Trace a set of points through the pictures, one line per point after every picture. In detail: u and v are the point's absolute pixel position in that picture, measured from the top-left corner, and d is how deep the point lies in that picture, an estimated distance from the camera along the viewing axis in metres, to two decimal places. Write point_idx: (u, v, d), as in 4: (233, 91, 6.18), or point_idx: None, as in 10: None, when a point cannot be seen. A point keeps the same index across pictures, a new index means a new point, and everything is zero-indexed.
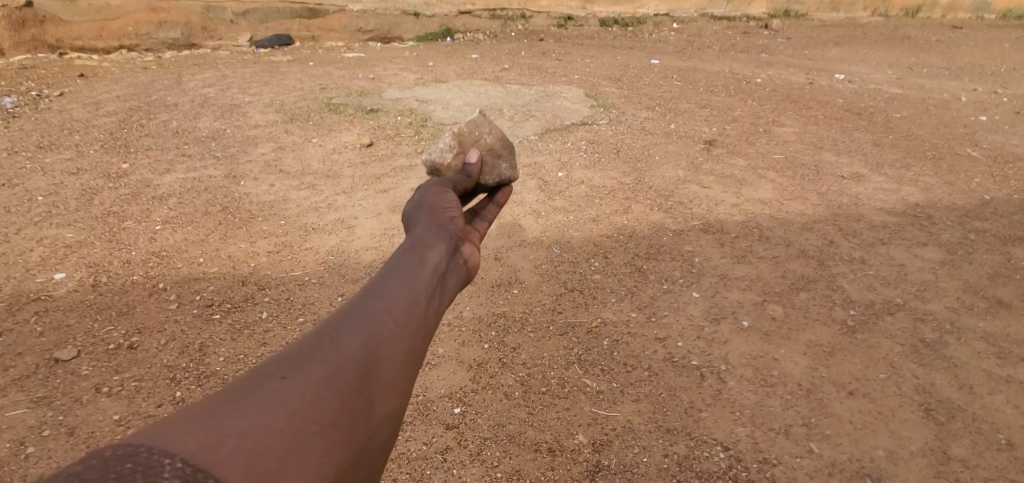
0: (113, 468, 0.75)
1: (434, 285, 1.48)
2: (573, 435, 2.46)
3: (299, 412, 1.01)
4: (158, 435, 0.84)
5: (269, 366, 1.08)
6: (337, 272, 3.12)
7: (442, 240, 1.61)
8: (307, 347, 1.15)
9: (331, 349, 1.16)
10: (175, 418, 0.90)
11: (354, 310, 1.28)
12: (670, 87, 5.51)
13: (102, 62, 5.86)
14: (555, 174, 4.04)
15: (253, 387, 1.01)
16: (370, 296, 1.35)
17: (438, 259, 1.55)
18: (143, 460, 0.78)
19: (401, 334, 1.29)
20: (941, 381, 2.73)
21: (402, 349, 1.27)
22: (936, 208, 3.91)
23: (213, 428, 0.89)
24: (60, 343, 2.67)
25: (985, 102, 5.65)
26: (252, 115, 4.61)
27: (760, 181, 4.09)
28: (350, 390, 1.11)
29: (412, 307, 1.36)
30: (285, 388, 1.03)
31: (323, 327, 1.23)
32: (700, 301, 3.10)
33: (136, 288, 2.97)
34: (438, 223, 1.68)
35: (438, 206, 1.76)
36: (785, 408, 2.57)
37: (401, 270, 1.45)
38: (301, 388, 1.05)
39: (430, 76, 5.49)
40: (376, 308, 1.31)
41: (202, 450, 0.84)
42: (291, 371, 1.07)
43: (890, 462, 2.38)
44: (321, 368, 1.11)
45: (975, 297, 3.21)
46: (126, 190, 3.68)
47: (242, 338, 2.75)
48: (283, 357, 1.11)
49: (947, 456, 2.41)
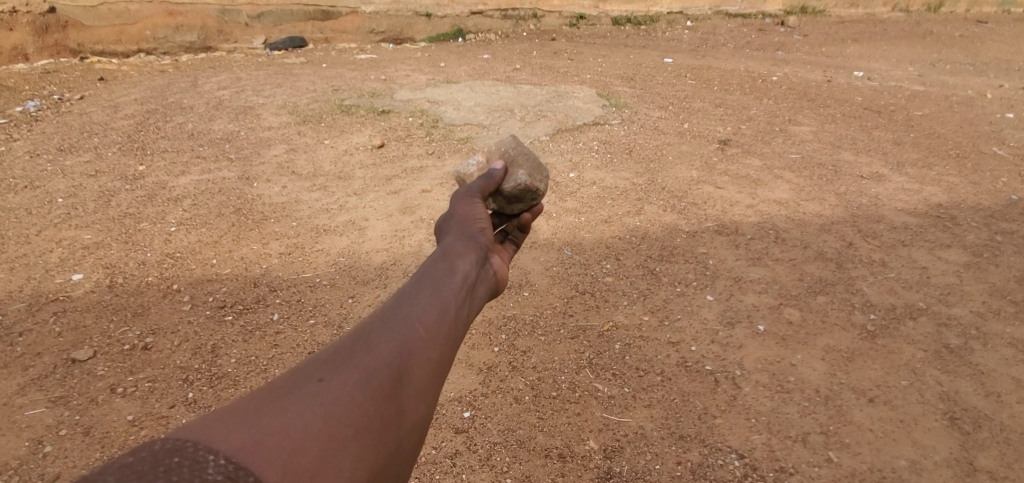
0: (163, 461, 0.81)
1: (464, 294, 1.46)
2: (584, 441, 2.43)
3: (334, 416, 1.03)
4: (204, 431, 0.89)
5: (307, 367, 1.10)
6: (348, 273, 3.13)
7: (472, 250, 1.59)
8: (342, 350, 1.16)
9: (366, 354, 1.17)
10: (220, 415, 0.95)
11: (389, 314, 1.29)
12: (683, 86, 5.45)
13: (121, 66, 5.96)
14: (567, 174, 4.00)
15: (292, 389, 1.04)
16: (404, 300, 1.34)
17: (469, 267, 1.54)
18: (189, 455, 0.83)
19: (433, 341, 1.28)
20: (966, 389, 2.64)
21: (434, 355, 1.27)
22: (960, 209, 3.80)
23: (255, 427, 0.93)
24: (77, 343, 2.69)
25: (1011, 98, 5.50)
26: (266, 117, 4.65)
27: (776, 181, 4.02)
28: (383, 396, 1.13)
29: (445, 314, 1.35)
30: (322, 390, 1.05)
31: (358, 329, 1.24)
32: (714, 304, 3.05)
33: (151, 289, 2.99)
34: (469, 233, 1.66)
35: (469, 215, 1.74)
36: (802, 416, 2.51)
37: (433, 277, 1.45)
38: (336, 392, 1.07)
39: (442, 77, 5.49)
40: (409, 312, 1.30)
41: (243, 448, 0.89)
42: (327, 375, 1.09)
43: (913, 472, 2.30)
44: (355, 373, 1.12)
45: (1002, 301, 3.11)
46: (142, 192, 3.73)
47: (253, 339, 2.75)
48: (320, 359, 1.13)
49: (973, 467, 2.33)
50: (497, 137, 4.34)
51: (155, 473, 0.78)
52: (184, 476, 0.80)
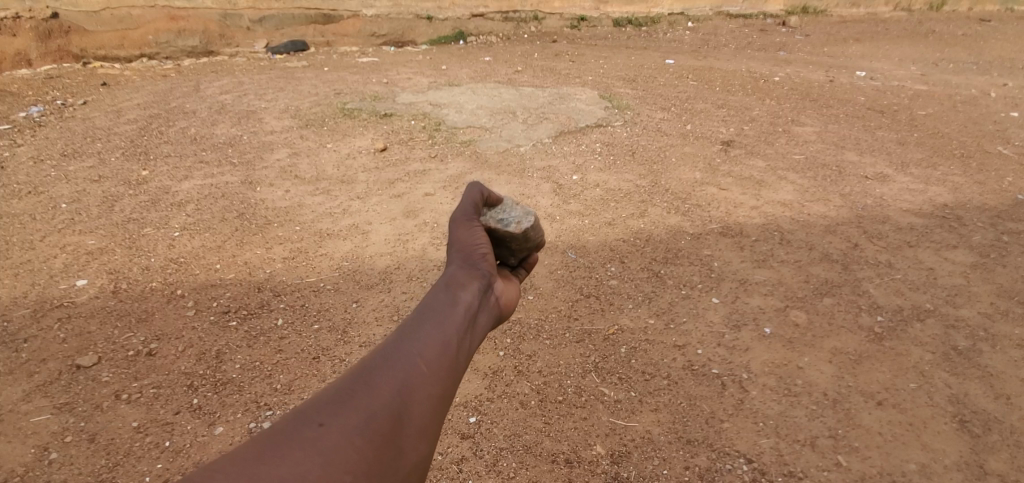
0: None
1: (466, 326, 1.42)
2: (591, 446, 2.40)
3: (333, 462, 1.03)
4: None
5: (307, 410, 1.10)
6: (351, 278, 3.11)
7: (474, 279, 1.54)
8: (342, 390, 1.16)
9: (365, 395, 1.16)
10: (219, 467, 0.95)
11: (390, 350, 1.26)
12: (685, 87, 5.46)
13: (123, 71, 6.00)
14: (570, 177, 4.00)
15: (292, 434, 1.04)
16: (405, 334, 1.32)
17: (471, 297, 1.48)
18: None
19: (433, 377, 1.26)
20: (976, 391, 2.61)
21: (434, 392, 1.25)
22: (966, 209, 3.78)
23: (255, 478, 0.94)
24: (81, 350, 2.68)
25: (1016, 97, 5.49)
26: (268, 122, 4.66)
27: (780, 182, 4.00)
28: (381, 440, 1.12)
29: (446, 348, 1.32)
30: (322, 435, 1.05)
31: (358, 368, 1.23)
32: (720, 306, 3.03)
33: (155, 295, 2.99)
34: (472, 260, 1.60)
35: (473, 235, 1.65)
36: (811, 419, 2.48)
37: (435, 309, 1.40)
38: (337, 436, 1.06)
39: (444, 80, 5.51)
40: (410, 348, 1.28)
41: None
42: (327, 418, 1.09)
43: (924, 476, 2.27)
44: (354, 417, 1.11)
45: (1010, 303, 3.08)
46: (145, 197, 3.73)
47: (257, 345, 2.73)
48: (321, 401, 1.13)
49: (984, 471, 2.29)
50: (499, 141, 4.35)
51: None
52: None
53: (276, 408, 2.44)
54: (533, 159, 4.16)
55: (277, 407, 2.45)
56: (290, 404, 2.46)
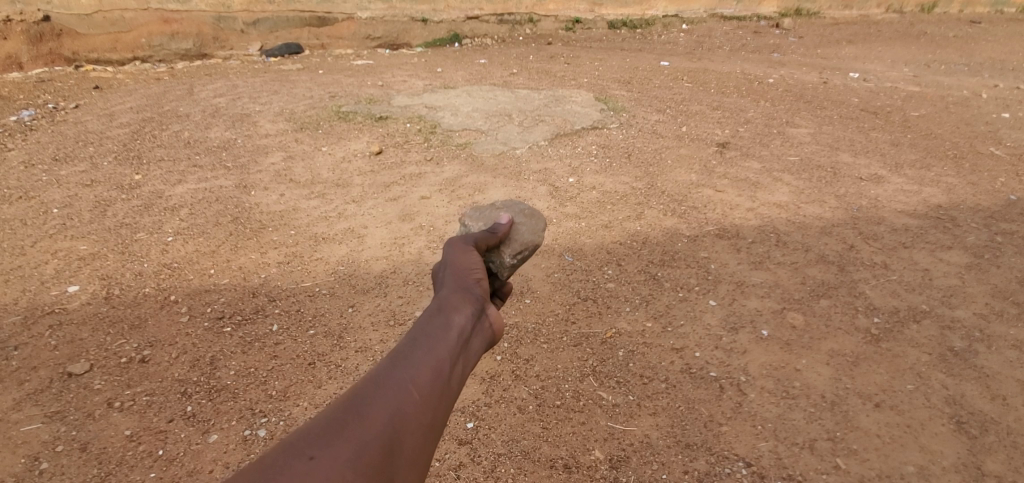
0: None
1: (459, 352, 1.40)
2: (589, 451, 2.38)
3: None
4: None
5: (297, 441, 1.04)
6: (347, 282, 3.09)
7: (468, 302, 1.53)
8: (334, 419, 1.11)
9: (357, 425, 1.12)
10: None
11: (382, 377, 1.23)
12: (680, 89, 5.48)
13: (116, 74, 5.97)
14: (567, 179, 3.99)
15: (283, 467, 0.98)
16: (396, 361, 1.29)
17: (464, 321, 1.47)
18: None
19: (425, 405, 1.23)
20: (972, 392, 2.61)
21: (425, 421, 1.22)
22: (959, 210, 3.80)
23: None
24: (73, 357, 2.64)
25: (1007, 98, 5.54)
26: (262, 125, 4.64)
27: (775, 184, 4.01)
28: (374, 471, 1.07)
29: (438, 374, 1.30)
30: (315, 468, 1.00)
31: (350, 395, 1.18)
32: (717, 308, 3.02)
33: (148, 301, 2.95)
34: (465, 283, 1.60)
35: (466, 260, 1.69)
36: (809, 422, 2.47)
37: (427, 333, 1.38)
38: (330, 468, 1.01)
39: (439, 82, 5.51)
40: (402, 375, 1.25)
41: None
42: (319, 448, 1.04)
43: (922, 478, 2.26)
44: (346, 448, 1.06)
45: (1005, 303, 3.08)
46: (138, 202, 3.70)
47: (252, 351, 2.70)
48: (312, 430, 1.07)
49: (982, 472, 2.29)
50: (495, 143, 4.35)
51: None
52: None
53: (271, 416, 2.40)
54: (530, 161, 4.15)
55: (272, 414, 2.42)
56: (285, 411, 2.43)
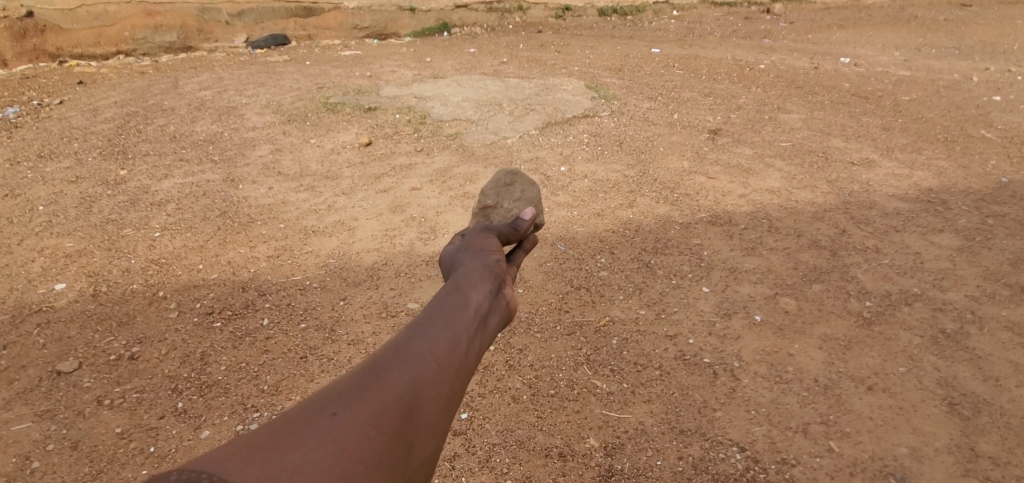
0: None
1: (477, 326, 1.39)
2: (585, 439, 2.38)
3: (344, 453, 1.02)
4: (221, 465, 0.91)
5: (320, 400, 1.09)
6: (338, 275, 3.08)
7: (487, 279, 1.51)
8: (355, 383, 1.14)
9: (376, 388, 1.14)
10: (235, 448, 0.96)
11: (401, 347, 1.24)
12: (671, 76, 5.45)
13: (100, 69, 5.89)
14: (558, 168, 3.97)
15: (306, 423, 1.03)
16: (417, 330, 1.30)
17: (482, 298, 1.45)
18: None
19: (445, 374, 1.24)
20: (964, 374, 2.62)
21: (443, 390, 1.22)
22: (951, 193, 3.81)
23: (269, 463, 0.94)
24: (61, 355, 2.62)
25: (997, 81, 5.53)
26: (249, 117, 4.59)
27: (767, 170, 4.00)
28: (392, 431, 1.10)
29: (456, 346, 1.29)
30: (334, 426, 1.04)
31: (372, 361, 1.21)
32: (710, 295, 3.02)
33: (136, 297, 2.92)
34: (485, 262, 1.58)
35: (485, 241, 1.68)
36: (802, 406, 2.48)
37: (445, 309, 1.38)
38: (349, 428, 1.05)
39: (428, 72, 5.47)
40: (421, 345, 1.26)
41: None
42: (340, 408, 1.08)
43: (914, 459, 2.28)
44: (365, 409, 1.09)
45: (997, 285, 3.10)
46: (124, 198, 3.66)
47: (243, 346, 2.69)
48: (333, 391, 1.12)
49: (975, 453, 2.31)
50: (485, 133, 4.32)
51: None
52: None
53: (264, 410, 2.40)
54: (520, 151, 4.13)
55: (265, 408, 2.41)
56: (278, 405, 2.43)
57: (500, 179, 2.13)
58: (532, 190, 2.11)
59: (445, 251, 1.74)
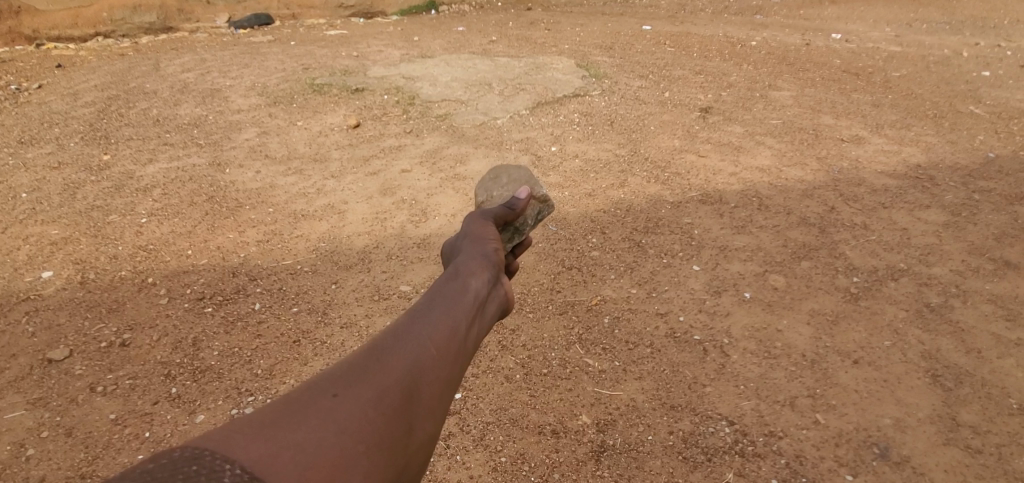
0: (182, 468, 0.78)
1: (475, 314, 1.37)
2: (577, 416, 2.41)
3: (348, 432, 0.97)
4: (223, 441, 0.86)
5: (321, 381, 1.04)
6: (329, 258, 3.06)
7: (484, 268, 1.51)
8: (355, 364, 1.10)
9: (377, 370, 1.09)
10: (238, 426, 0.90)
11: (402, 330, 1.20)
12: (662, 54, 5.41)
13: (78, 51, 5.75)
14: (549, 148, 3.95)
15: (308, 403, 0.98)
16: (416, 316, 1.26)
17: (479, 286, 1.44)
18: (207, 464, 0.80)
19: (445, 358, 1.20)
20: (948, 346, 2.67)
21: (444, 374, 1.18)
22: (939, 169, 3.83)
23: (272, 440, 0.89)
24: (51, 343, 2.60)
25: (987, 56, 5.54)
26: (234, 100, 4.51)
27: (757, 148, 4.00)
28: (394, 413, 1.05)
29: (456, 333, 1.27)
30: (336, 405, 0.99)
31: (373, 344, 1.16)
32: (701, 273, 3.04)
33: (125, 284, 2.89)
34: (481, 252, 1.58)
35: (479, 233, 1.68)
36: (790, 380, 2.52)
37: (444, 296, 1.36)
38: (352, 407, 1.01)
39: (416, 51, 5.38)
40: (421, 329, 1.22)
41: (262, 462, 0.85)
42: (342, 388, 1.03)
43: (898, 430, 2.33)
44: (367, 390, 1.05)
45: (981, 259, 3.14)
46: (109, 183, 3.59)
47: (235, 331, 2.67)
48: (334, 372, 1.07)
49: (956, 423, 2.36)
50: (475, 113, 4.28)
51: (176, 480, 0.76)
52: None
53: (258, 394, 2.39)
54: (511, 131, 4.09)
55: (259, 392, 2.41)
56: (272, 388, 2.42)
57: (488, 177, 2.16)
58: (518, 174, 2.13)
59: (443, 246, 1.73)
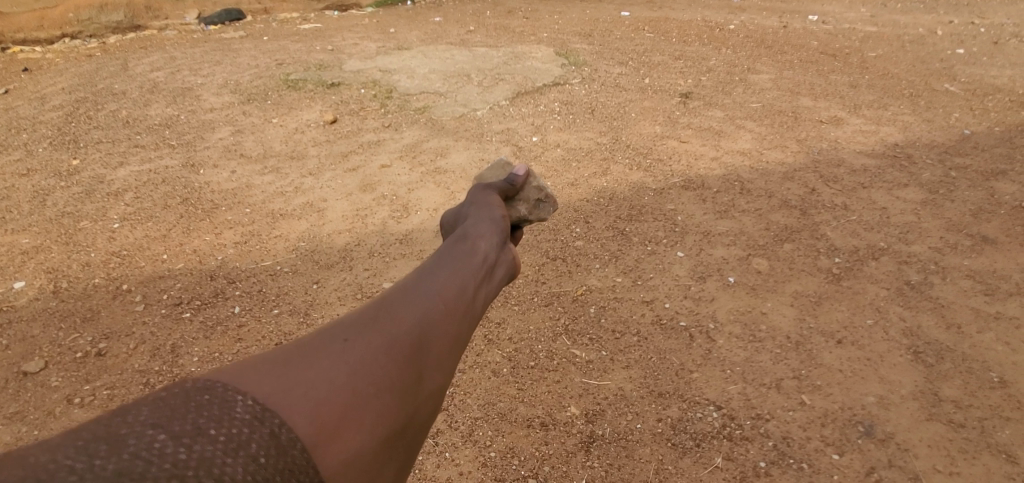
0: (195, 398, 0.84)
1: (483, 275, 1.40)
2: (566, 407, 2.39)
3: (359, 375, 1.01)
4: (237, 376, 0.91)
5: (335, 327, 1.08)
6: (310, 258, 3.00)
7: (492, 235, 1.54)
8: (367, 314, 1.13)
9: (388, 319, 1.13)
10: (253, 364, 0.95)
11: (412, 285, 1.24)
12: (641, 40, 5.39)
13: (44, 54, 5.57)
14: (530, 138, 3.91)
15: (321, 346, 1.02)
16: (426, 273, 1.30)
17: (487, 251, 1.48)
18: (218, 395, 0.86)
19: (452, 314, 1.23)
20: (928, 323, 2.70)
21: (452, 330, 1.22)
22: (916, 147, 3.87)
23: (285, 376, 0.93)
24: (25, 355, 2.51)
25: (961, 34, 5.60)
26: (206, 98, 4.40)
27: (738, 132, 4.01)
28: (405, 360, 1.09)
29: (464, 291, 1.30)
30: (348, 349, 1.03)
31: (383, 296, 1.19)
32: (686, 260, 3.03)
33: (99, 292, 2.81)
34: (489, 219, 1.62)
35: (485, 202, 1.73)
36: (775, 362, 2.52)
37: (453, 256, 1.39)
38: (364, 352, 1.04)
39: (393, 43, 5.30)
40: (431, 285, 1.26)
41: (275, 396, 0.90)
42: (354, 335, 1.07)
43: (881, 407, 2.35)
44: (378, 336, 1.08)
45: (959, 236, 3.18)
46: (79, 188, 3.49)
47: (215, 335, 2.62)
48: (348, 320, 1.10)
49: (939, 398, 2.38)
50: (454, 105, 4.22)
51: (187, 407, 0.82)
52: (214, 413, 0.82)
53: None
54: (491, 122, 4.05)
55: None
56: None
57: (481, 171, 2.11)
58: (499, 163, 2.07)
59: (446, 216, 1.78)
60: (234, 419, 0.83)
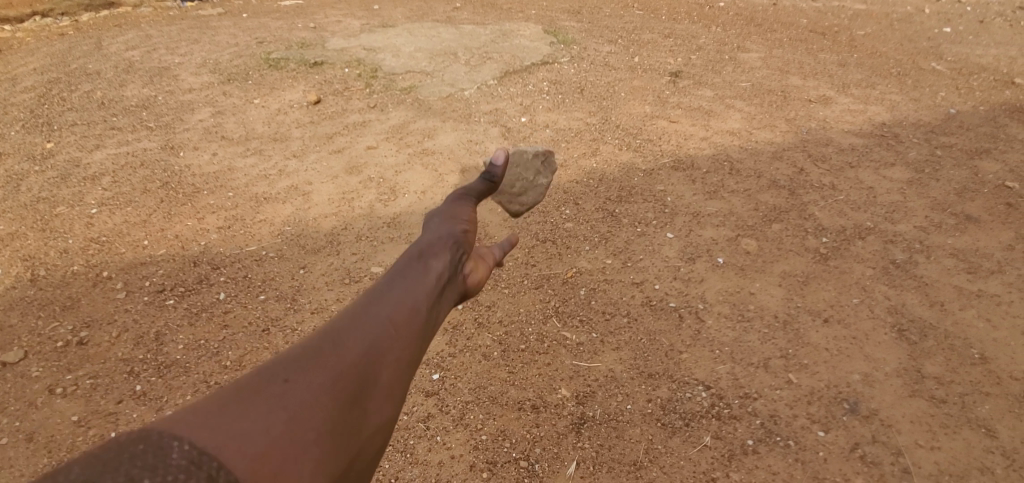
0: (119, 455, 0.75)
1: (438, 295, 1.32)
2: (556, 390, 2.38)
3: (299, 417, 0.93)
4: (161, 428, 0.82)
5: (273, 366, 0.99)
6: (295, 243, 2.95)
7: (443, 254, 1.44)
8: (309, 349, 1.04)
9: (333, 354, 1.04)
10: (181, 414, 0.86)
11: (360, 312, 1.15)
12: (630, 18, 5.33)
13: (14, 33, 5.38)
14: (519, 119, 3.86)
15: (258, 389, 0.94)
16: (375, 298, 1.21)
17: (439, 270, 1.38)
18: (154, 443, 0.78)
19: (405, 343, 1.14)
20: (912, 301, 2.71)
21: (405, 356, 1.13)
22: (903, 126, 3.87)
23: (218, 427, 0.85)
24: (4, 345, 2.44)
25: (948, 13, 5.61)
26: (185, 78, 4.28)
27: (728, 111, 3.99)
28: (350, 398, 1.01)
29: (416, 316, 1.21)
30: (288, 391, 0.95)
31: (327, 325, 1.11)
32: (675, 241, 3.02)
33: (79, 279, 2.73)
34: (440, 237, 1.52)
35: (440, 219, 1.63)
36: (763, 342, 2.53)
37: (405, 277, 1.30)
38: (304, 393, 0.96)
39: (378, 21, 5.19)
40: (378, 313, 1.16)
41: (202, 450, 0.81)
42: (293, 374, 0.98)
43: (867, 385, 2.36)
44: (319, 373, 1.00)
45: (943, 215, 3.19)
46: (54, 173, 3.38)
47: (200, 322, 2.56)
48: (287, 356, 1.02)
49: (922, 375, 2.40)
50: (441, 85, 4.15)
51: (107, 470, 0.72)
52: (147, 464, 0.74)
53: None
54: (478, 102, 3.99)
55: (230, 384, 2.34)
56: None
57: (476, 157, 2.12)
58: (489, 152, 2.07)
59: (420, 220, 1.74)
60: (159, 474, 0.74)
